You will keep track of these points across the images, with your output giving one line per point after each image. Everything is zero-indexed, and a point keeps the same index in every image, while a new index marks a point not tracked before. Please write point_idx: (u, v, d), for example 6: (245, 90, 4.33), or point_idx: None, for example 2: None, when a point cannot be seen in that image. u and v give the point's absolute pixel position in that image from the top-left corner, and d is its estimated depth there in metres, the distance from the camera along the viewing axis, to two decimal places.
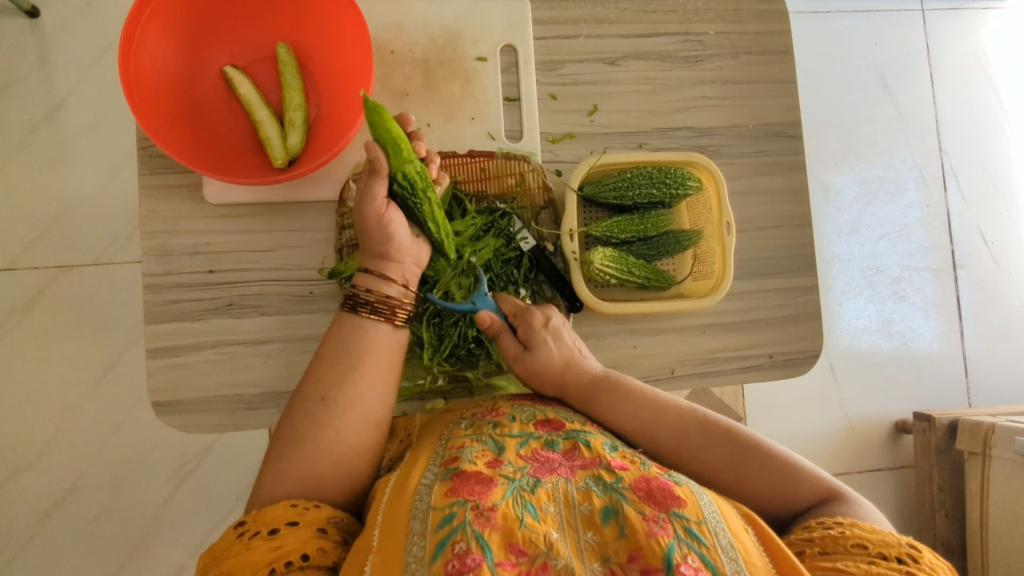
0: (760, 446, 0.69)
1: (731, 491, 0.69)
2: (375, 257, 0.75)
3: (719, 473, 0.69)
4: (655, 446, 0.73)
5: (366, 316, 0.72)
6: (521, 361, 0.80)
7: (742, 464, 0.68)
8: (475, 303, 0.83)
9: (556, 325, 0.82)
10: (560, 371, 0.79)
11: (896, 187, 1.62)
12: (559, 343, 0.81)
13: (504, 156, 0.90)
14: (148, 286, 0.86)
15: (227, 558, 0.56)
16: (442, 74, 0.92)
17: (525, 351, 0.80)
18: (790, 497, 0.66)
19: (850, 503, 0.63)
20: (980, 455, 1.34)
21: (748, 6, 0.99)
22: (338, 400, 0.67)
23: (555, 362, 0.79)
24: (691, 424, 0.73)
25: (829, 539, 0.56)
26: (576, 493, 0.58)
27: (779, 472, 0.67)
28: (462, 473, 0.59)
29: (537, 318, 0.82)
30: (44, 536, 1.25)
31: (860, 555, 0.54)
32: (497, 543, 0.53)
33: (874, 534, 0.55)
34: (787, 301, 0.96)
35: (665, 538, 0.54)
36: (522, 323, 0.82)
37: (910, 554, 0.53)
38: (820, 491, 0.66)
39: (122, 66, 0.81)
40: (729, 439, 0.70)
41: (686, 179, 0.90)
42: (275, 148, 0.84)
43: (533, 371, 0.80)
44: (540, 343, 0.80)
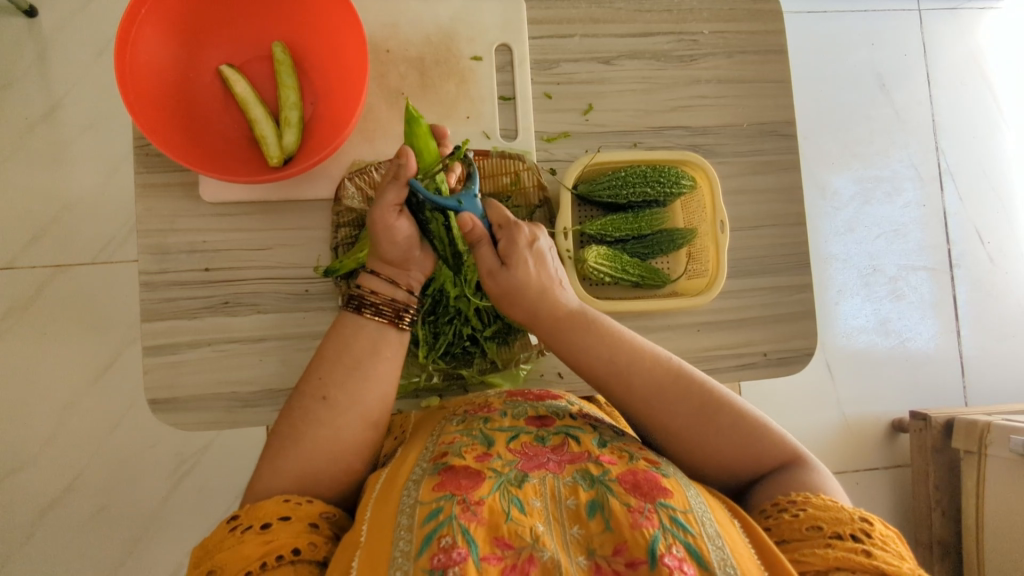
0: (733, 406, 0.66)
1: (696, 448, 0.65)
2: (382, 259, 0.74)
3: (686, 429, 0.66)
4: (624, 394, 0.67)
5: (370, 317, 0.72)
6: (495, 277, 0.69)
7: (713, 423, 0.65)
8: (460, 202, 0.69)
9: (540, 247, 0.71)
10: (534, 299, 0.69)
11: (893, 186, 1.63)
12: (539, 267, 0.70)
13: (498, 155, 0.90)
14: (145, 284, 0.86)
15: (219, 551, 0.56)
16: (438, 73, 0.93)
17: (502, 268, 0.69)
18: (754, 461, 0.65)
19: (815, 470, 0.63)
20: (976, 454, 1.35)
21: (743, 5, 1.00)
22: (339, 400, 0.67)
23: (530, 288, 0.69)
24: (665, 373, 0.67)
25: (784, 525, 0.57)
26: (563, 487, 0.59)
27: (748, 434, 0.65)
28: (451, 468, 0.60)
29: (523, 235, 0.70)
30: (42, 534, 1.26)
31: (816, 538, 0.55)
32: (483, 537, 0.54)
33: (826, 511, 0.56)
34: (781, 300, 0.97)
35: (650, 529, 0.54)
36: (505, 238, 0.70)
37: (863, 529, 0.54)
38: (785, 455, 0.65)
39: (118, 65, 0.81)
40: (702, 392, 0.66)
41: (679, 178, 0.90)
42: (269, 146, 0.85)
43: (504, 292, 0.70)
44: (520, 263, 0.69)
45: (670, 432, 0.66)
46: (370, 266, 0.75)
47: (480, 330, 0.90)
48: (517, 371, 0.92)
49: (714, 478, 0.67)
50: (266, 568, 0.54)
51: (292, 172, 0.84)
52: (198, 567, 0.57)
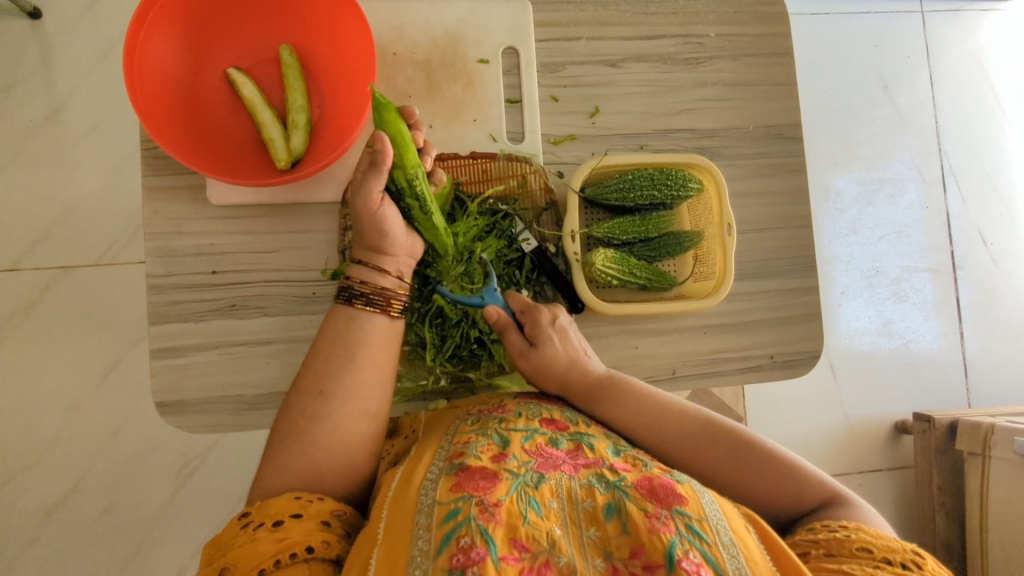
0: (763, 447, 0.69)
1: (732, 491, 0.68)
2: (368, 248, 0.75)
3: (721, 473, 0.69)
4: (657, 446, 0.72)
5: (362, 308, 0.72)
6: (526, 357, 0.79)
7: (744, 464, 0.68)
8: (483, 298, 0.83)
9: (563, 324, 0.81)
10: (564, 370, 0.78)
11: (895, 188, 1.63)
12: (565, 342, 0.80)
13: (505, 157, 0.91)
14: (151, 287, 0.86)
15: (232, 548, 0.56)
16: (445, 76, 0.93)
17: (531, 347, 0.79)
18: (792, 499, 0.65)
19: (854, 507, 0.62)
20: (980, 456, 1.35)
21: (748, 8, 1.00)
22: (334, 393, 0.67)
23: (560, 361, 0.78)
24: (696, 423, 0.72)
25: (833, 542, 0.56)
26: (580, 490, 0.59)
27: (781, 472, 0.66)
28: (467, 469, 0.59)
29: (544, 316, 0.81)
30: (46, 536, 1.26)
31: (864, 559, 0.54)
32: (501, 538, 0.53)
33: (878, 539, 0.55)
34: (787, 302, 0.97)
35: (667, 534, 0.54)
36: (529, 320, 0.81)
37: (914, 560, 0.53)
38: (823, 494, 0.65)
39: (126, 68, 0.81)
40: (733, 438, 0.70)
41: (687, 181, 0.90)
42: (277, 149, 0.85)
43: (539, 369, 0.79)
44: (546, 341, 0.79)
45: (705, 478, 0.70)
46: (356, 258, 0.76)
47: (487, 333, 0.89)
48: (525, 373, 0.91)
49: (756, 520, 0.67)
50: (281, 566, 0.54)
51: (300, 175, 0.84)
52: (210, 565, 0.57)
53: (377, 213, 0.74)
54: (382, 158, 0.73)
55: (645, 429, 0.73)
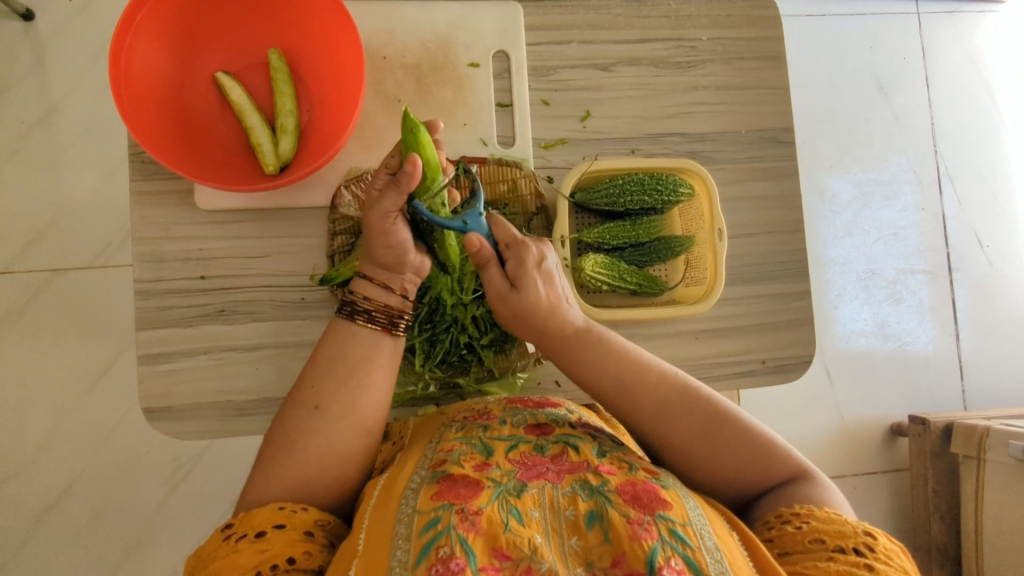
0: (738, 421, 0.67)
1: (705, 465, 0.66)
2: (375, 264, 0.70)
3: (693, 443, 0.67)
4: (633, 410, 0.68)
5: (362, 325, 0.70)
6: (504, 301, 0.67)
7: (720, 439, 0.66)
8: (466, 223, 0.65)
9: (550, 266, 0.68)
10: (544, 321, 0.68)
11: (891, 190, 1.63)
12: (549, 286, 0.68)
13: (495, 162, 0.90)
14: (140, 293, 0.86)
15: (213, 560, 0.56)
16: (435, 80, 0.92)
17: (512, 291, 0.67)
18: (759, 475, 0.66)
19: (820, 485, 0.63)
20: (974, 459, 1.34)
21: (741, 11, 0.99)
22: (331, 409, 0.66)
23: (541, 310, 0.67)
24: (673, 388, 0.68)
25: (787, 537, 0.57)
26: (562, 497, 0.58)
27: (754, 448, 0.66)
28: (450, 477, 0.59)
29: (531, 254, 0.67)
30: (38, 540, 1.25)
31: (818, 551, 0.54)
32: (481, 548, 0.53)
33: (828, 524, 0.56)
34: (779, 307, 0.96)
35: (648, 541, 0.54)
36: (513, 258, 0.66)
37: (867, 542, 0.54)
38: (790, 470, 0.66)
39: (113, 72, 0.81)
40: (709, 407, 0.67)
41: (678, 186, 0.90)
42: (266, 155, 0.84)
43: (516, 315, 0.67)
44: (530, 285, 0.66)
45: (676, 445, 0.67)
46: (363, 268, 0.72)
47: (477, 338, 0.89)
48: (514, 379, 0.91)
49: (722, 493, 0.67)
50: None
51: (287, 181, 0.84)
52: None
53: (392, 237, 0.67)
54: (409, 186, 0.64)
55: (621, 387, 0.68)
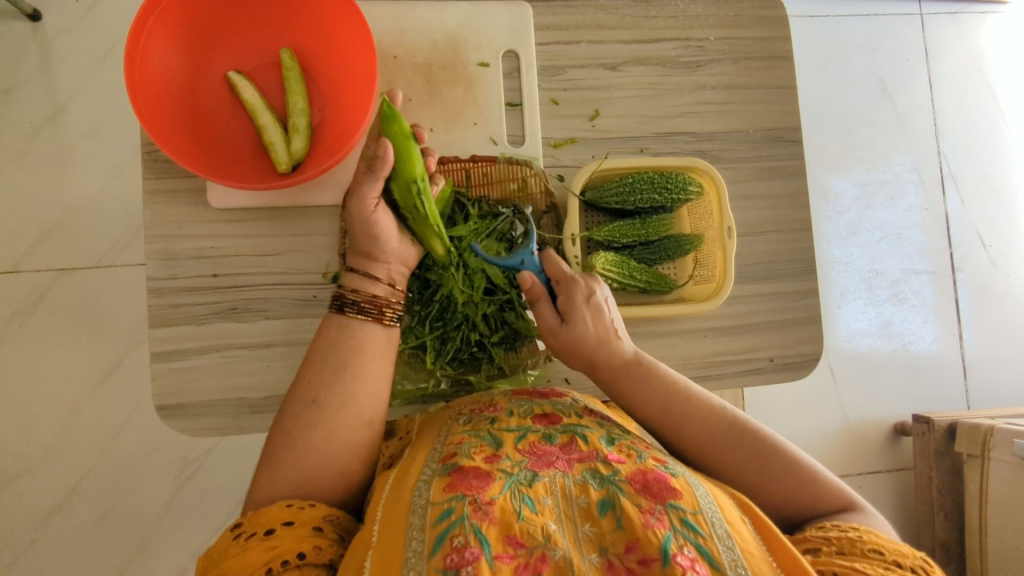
0: (786, 452, 0.67)
1: (750, 494, 0.67)
2: (359, 256, 0.75)
3: (738, 474, 0.68)
4: (681, 440, 0.71)
5: (354, 316, 0.72)
6: (555, 334, 0.75)
7: (764, 470, 0.66)
8: (522, 263, 0.79)
9: (599, 301, 0.76)
10: (594, 350, 0.74)
11: (894, 190, 1.63)
12: (597, 322, 0.75)
13: (506, 161, 0.90)
14: (152, 291, 0.86)
15: (225, 559, 0.56)
16: (445, 79, 0.93)
17: (562, 325, 0.75)
18: (807, 505, 0.65)
19: (868, 515, 0.63)
20: (979, 458, 1.35)
21: (748, 12, 1.00)
22: (328, 402, 0.67)
23: (591, 341, 0.74)
24: (722, 423, 0.70)
25: (845, 541, 0.56)
26: (574, 486, 0.59)
27: (799, 479, 0.66)
28: (461, 469, 0.59)
29: (579, 291, 0.76)
30: (46, 539, 1.25)
31: (875, 560, 0.54)
32: (495, 536, 0.54)
33: (889, 542, 0.56)
34: (786, 306, 0.97)
35: (661, 529, 0.54)
36: (564, 295, 0.76)
37: (923, 566, 0.54)
38: (838, 503, 0.65)
39: (127, 71, 0.81)
40: (756, 440, 0.68)
41: (686, 184, 0.91)
42: (278, 153, 0.85)
43: (568, 347, 0.75)
44: (579, 319, 0.75)
45: (723, 477, 0.69)
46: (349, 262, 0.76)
47: (487, 336, 0.90)
48: (525, 375, 0.91)
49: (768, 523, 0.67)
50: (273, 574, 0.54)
51: (300, 179, 0.84)
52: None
53: (371, 222, 0.73)
54: (381, 166, 0.73)
55: (671, 420, 0.71)
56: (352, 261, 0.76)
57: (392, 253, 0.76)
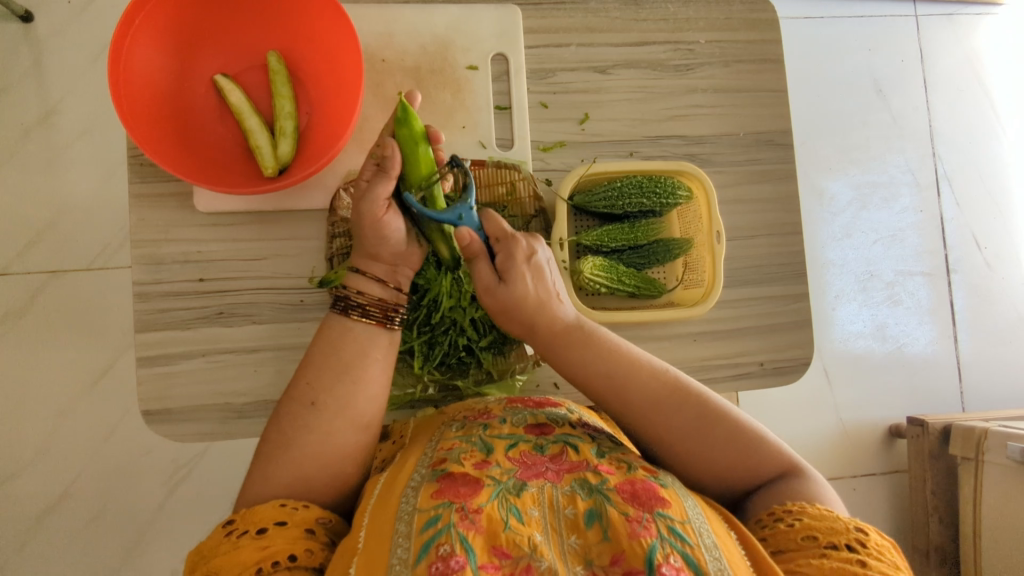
0: (730, 417, 0.66)
1: (693, 459, 0.65)
2: (366, 258, 0.73)
3: (682, 440, 0.66)
4: (623, 405, 0.67)
5: (357, 319, 0.70)
6: (492, 294, 0.68)
7: (710, 434, 0.65)
8: (460, 217, 0.68)
9: (540, 259, 0.69)
10: (532, 313, 0.68)
11: (889, 192, 1.63)
12: (538, 282, 0.68)
13: (494, 164, 0.90)
14: (138, 295, 0.86)
15: (215, 556, 0.56)
16: (433, 82, 0.92)
17: (498, 285, 0.68)
18: (749, 472, 0.65)
19: (811, 480, 0.63)
20: (973, 461, 1.34)
21: (739, 14, 0.99)
22: (327, 405, 0.66)
23: (529, 302, 0.67)
24: (663, 386, 0.67)
25: (780, 536, 0.56)
26: (562, 496, 0.58)
27: (743, 443, 0.65)
28: (449, 476, 0.59)
29: (520, 248, 0.68)
30: (36, 542, 1.25)
31: (811, 548, 0.54)
32: (481, 546, 0.53)
33: (822, 521, 0.55)
34: (777, 310, 0.96)
35: (647, 538, 0.54)
36: (502, 253, 0.68)
37: (857, 539, 0.53)
38: (780, 467, 0.64)
39: (112, 76, 0.81)
40: (700, 404, 0.66)
41: (675, 189, 0.90)
42: (265, 156, 0.84)
43: (505, 309, 0.68)
44: (518, 278, 0.67)
45: (665, 441, 0.66)
46: (354, 263, 0.73)
47: (475, 340, 0.89)
48: (513, 380, 0.91)
49: (711, 489, 0.67)
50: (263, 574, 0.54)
51: (286, 181, 0.84)
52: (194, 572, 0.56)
53: (381, 224, 0.71)
54: (393, 166, 0.71)
55: (611, 386, 0.67)
56: (358, 262, 0.73)
57: (403, 257, 0.73)
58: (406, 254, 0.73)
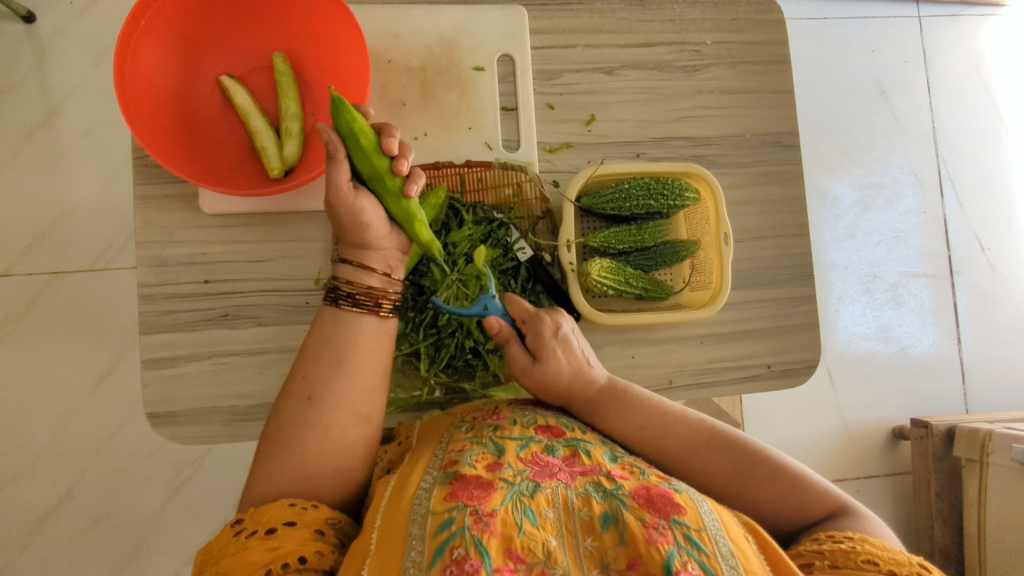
0: (769, 458, 0.67)
1: (739, 505, 0.67)
2: (351, 246, 0.72)
3: (725, 487, 0.67)
4: (663, 459, 0.70)
5: (349, 309, 0.70)
6: (529, 373, 0.74)
7: (749, 477, 0.66)
8: (485, 308, 0.78)
9: (567, 333, 0.75)
10: (568, 382, 0.73)
11: (892, 193, 1.63)
12: (568, 353, 0.74)
13: (501, 167, 0.88)
14: (143, 297, 0.85)
15: (224, 556, 0.55)
16: (439, 83, 0.92)
17: (533, 363, 0.74)
18: (795, 512, 0.64)
19: (860, 517, 0.61)
20: (977, 462, 1.34)
21: (745, 15, 0.99)
22: (324, 398, 0.66)
23: (564, 374, 0.73)
24: (699, 436, 0.70)
25: (839, 553, 0.55)
26: (576, 499, 0.58)
27: (787, 483, 0.65)
28: (462, 477, 0.59)
29: (547, 325, 0.75)
30: (38, 545, 1.24)
31: (869, 572, 0.53)
32: (496, 549, 0.53)
33: (884, 551, 0.55)
34: (784, 311, 0.96)
35: (664, 545, 0.53)
36: (531, 332, 0.75)
37: (920, 573, 0.52)
38: (829, 506, 0.64)
39: (117, 76, 0.81)
40: (738, 450, 0.68)
41: (683, 190, 0.90)
42: (270, 158, 0.84)
43: (544, 385, 0.74)
44: (549, 354, 0.74)
45: (710, 491, 0.68)
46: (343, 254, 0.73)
47: (482, 343, 0.89)
48: (520, 383, 0.90)
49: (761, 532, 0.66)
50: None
51: (290, 185, 0.83)
52: (202, 572, 0.56)
53: (352, 207, 0.70)
54: (335, 148, 0.69)
55: (650, 439, 0.71)
56: (345, 253, 0.73)
57: (384, 239, 0.73)
58: (386, 237, 0.73)
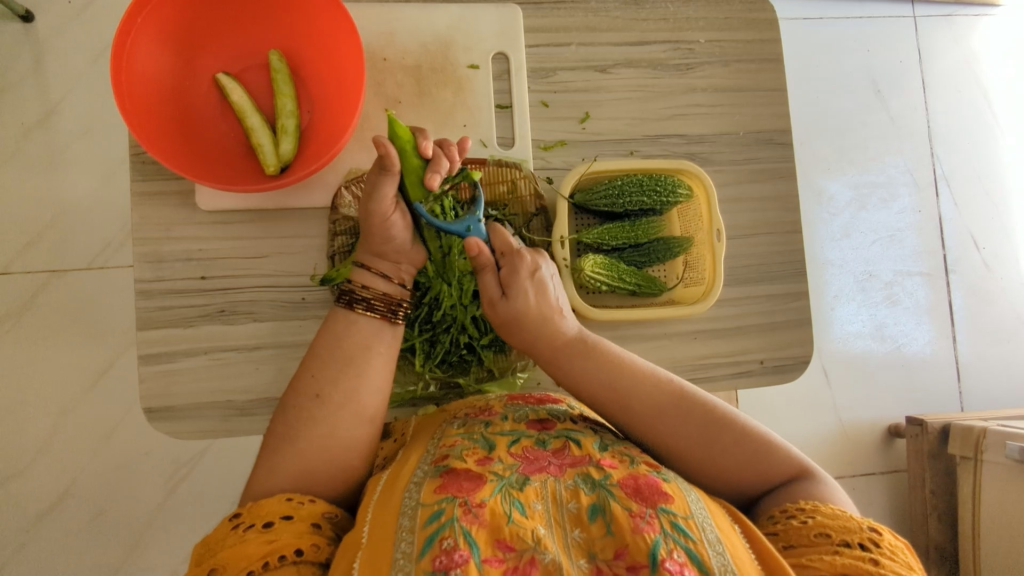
0: (737, 423, 0.67)
1: (702, 469, 0.67)
2: (372, 254, 0.73)
3: (691, 449, 0.67)
4: (628, 417, 0.69)
5: (361, 313, 0.71)
6: (495, 307, 0.71)
7: (716, 441, 0.66)
8: (467, 229, 0.71)
9: (544, 276, 0.72)
10: (535, 328, 0.71)
11: (887, 192, 1.63)
12: (541, 297, 0.71)
13: (495, 163, 0.90)
14: (140, 293, 0.86)
15: (222, 549, 0.55)
16: (434, 81, 0.93)
17: (502, 298, 0.71)
18: (761, 476, 0.65)
19: (821, 481, 0.63)
20: (972, 460, 1.34)
21: (738, 14, 1.00)
22: (332, 397, 0.66)
23: (532, 317, 0.71)
24: (669, 396, 0.69)
25: (792, 531, 0.57)
26: (564, 491, 0.58)
27: (753, 450, 0.66)
28: (452, 471, 0.59)
29: (525, 264, 0.71)
30: (36, 542, 1.25)
31: (823, 545, 0.54)
32: (484, 539, 0.53)
33: (834, 519, 0.56)
34: (777, 308, 0.97)
35: (651, 533, 0.54)
36: (507, 267, 0.71)
37: (872, 538, 0.54)
38: (791, 470, 0.65)
39: (114, 74, 0.81)
40: (706, 412, 0.68)
41: (675, 187, 0.91)
42: (266, 155, 0.85)
43: (508, 321, 0.71)
44: (520, 293, 0.71)
45: (677, 453, 0.67)
46: (359, 259, 0.74)
47: (477, 339, 0.89)
48: (514, 379, 0.91)
49: (722, 492, 0.67)
50: (269, 568, 0.54)
51: (287, 181, 0.84)
52: (199, 565, 0.56)
53: (387, 221, 0.71)
54: (392, 164, 0.68)
55: (618, 399, 0.69)
56: (362, 257, 0.74)
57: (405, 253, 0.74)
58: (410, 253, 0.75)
